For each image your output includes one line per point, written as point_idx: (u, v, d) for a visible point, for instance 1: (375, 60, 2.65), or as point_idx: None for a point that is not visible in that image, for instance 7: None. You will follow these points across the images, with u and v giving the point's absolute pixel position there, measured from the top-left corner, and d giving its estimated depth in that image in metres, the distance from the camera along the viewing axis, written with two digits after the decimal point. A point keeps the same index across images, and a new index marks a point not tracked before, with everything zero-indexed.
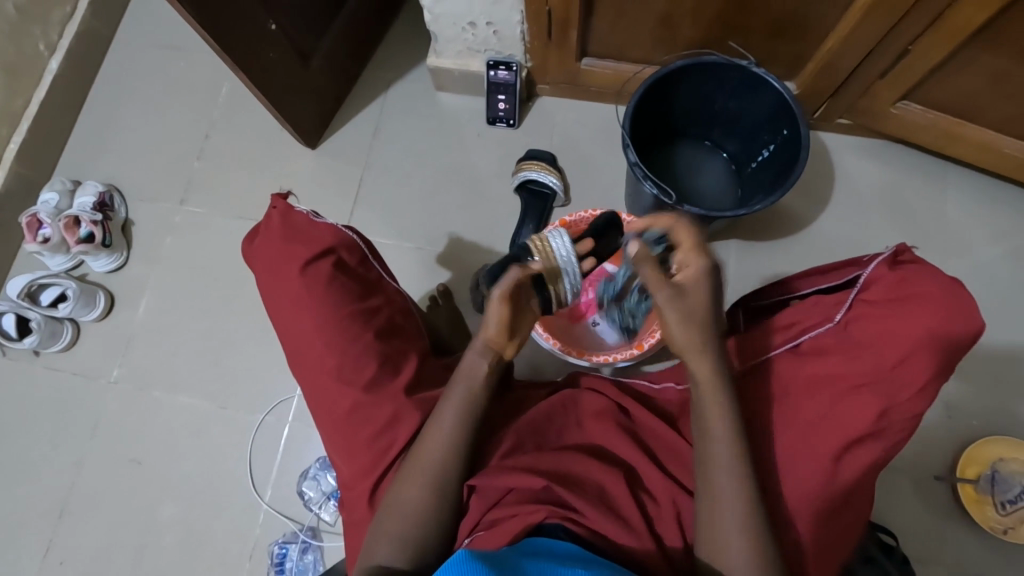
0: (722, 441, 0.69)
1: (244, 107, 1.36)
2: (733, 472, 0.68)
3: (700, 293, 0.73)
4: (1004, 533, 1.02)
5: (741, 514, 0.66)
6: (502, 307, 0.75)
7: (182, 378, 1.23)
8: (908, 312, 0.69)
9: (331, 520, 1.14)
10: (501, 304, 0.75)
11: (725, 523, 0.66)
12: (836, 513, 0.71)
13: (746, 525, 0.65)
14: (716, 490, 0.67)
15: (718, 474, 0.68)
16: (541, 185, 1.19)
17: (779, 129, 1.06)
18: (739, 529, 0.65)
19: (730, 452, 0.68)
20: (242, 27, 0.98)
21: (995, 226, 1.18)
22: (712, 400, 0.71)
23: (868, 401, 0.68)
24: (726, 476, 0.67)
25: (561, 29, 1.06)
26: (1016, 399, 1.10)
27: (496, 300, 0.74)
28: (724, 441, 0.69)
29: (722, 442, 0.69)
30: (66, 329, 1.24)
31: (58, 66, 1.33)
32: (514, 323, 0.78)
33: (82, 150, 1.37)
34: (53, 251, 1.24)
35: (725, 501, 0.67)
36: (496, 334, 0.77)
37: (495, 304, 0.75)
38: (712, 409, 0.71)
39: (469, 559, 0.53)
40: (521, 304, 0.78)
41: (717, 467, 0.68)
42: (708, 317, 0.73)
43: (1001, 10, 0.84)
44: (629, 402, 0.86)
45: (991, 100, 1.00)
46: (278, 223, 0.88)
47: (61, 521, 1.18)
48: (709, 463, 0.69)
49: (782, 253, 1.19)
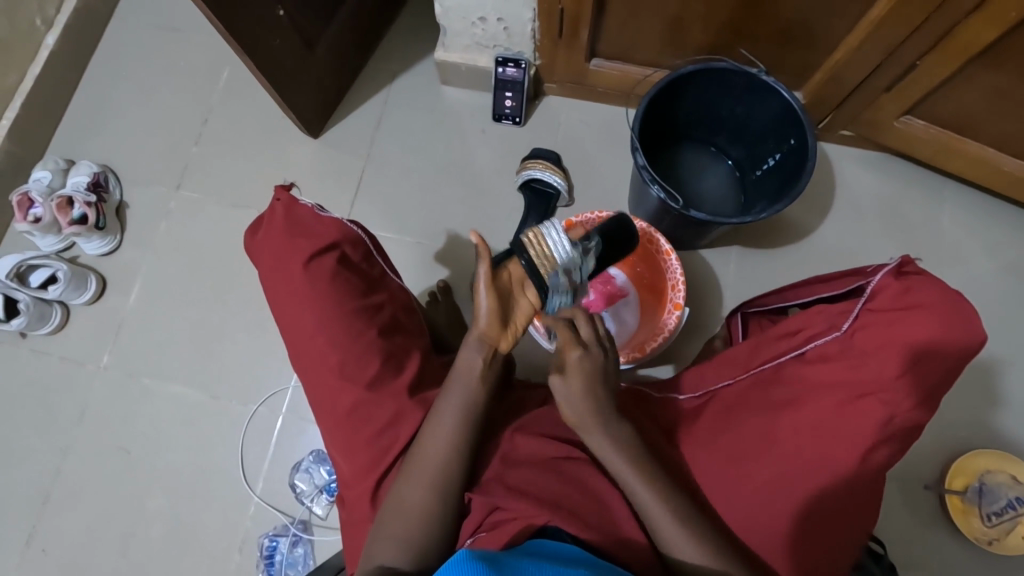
0: (631, 473, 0.71)
1: (244, 92, 1.34)
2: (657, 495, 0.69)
3: (579, 376, 0.73)
4: (988, 544, 1.03)
5: (684, 529, 0.67)
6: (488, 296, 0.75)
7: (172, 366, 1.21)
8: (911, 322, 0.68)
9: (323, 513, 1.12)
10: (486, 289, 0.75)
11: (674, 539, 0.67)
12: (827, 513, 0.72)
13: (693, 534, 0.67)
14: (648, 513, 0.69)
15: (640, 500, 0.69)
16: (545, 184, 1.19)
17: (786, 137, 1.06)
18: (689, 539, 0.67)
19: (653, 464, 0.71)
20: (250, 12, 0.97)
21: (989, 240, 1.20)
22: (594, 439, 0.73)
23: (873, 409, 0.69)
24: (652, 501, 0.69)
25: (572, 29, 1.05)
26: (1003, 414, 1.12)
27: (482, 290, 0.75)
28: (631, 474, 0.71)
29: (631, 474, 0.71)
30: (55, 312, 1.21)
31: (55, 42, 1.30)
32: (507, 315, 0.78)
33: (76, 129, 1.34)
34: (44, 231, 1.21)
35: (663, 523, 0.68)
36: (487, 322, 0.76)
37: (482, 288, 0.75)
38: (607, 453, 0.73)
39: (469, 558, 0.51)
40: (513, 298, 0.78)
41: (651, 489, 0.69)
42: (590, 398, 0.73)
43: (1008, 31, 0.85)
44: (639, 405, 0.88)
45: (992, 117, 1.01)
46: (282, 215, 0.87)
47: (44, 508, 1.16)
48: (631, 491, 0.70)
49: (781, 261, 1.20)
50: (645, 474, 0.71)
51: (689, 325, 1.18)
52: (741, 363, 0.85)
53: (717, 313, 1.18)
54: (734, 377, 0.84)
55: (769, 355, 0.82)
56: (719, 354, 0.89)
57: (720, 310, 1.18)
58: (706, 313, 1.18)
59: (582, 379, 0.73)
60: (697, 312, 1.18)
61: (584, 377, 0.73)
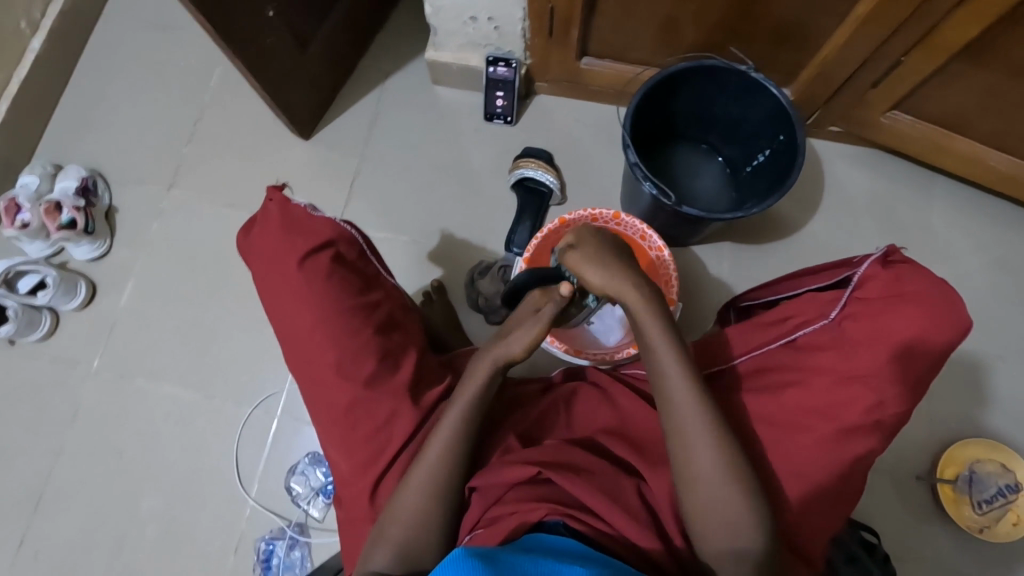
0: (693, 407, 0.70)
1: (234, 94, 1.33)
2: (714, 450, 0.68)
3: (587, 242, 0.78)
4: (979, 532, 1.05)
5: (718, 499, 0.66)
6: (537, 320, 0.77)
7: (165, 370, 1.20)
8: (900, 312, 0.71)
9: (320, 516, 1.12)
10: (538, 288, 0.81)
11: (711, 484, 0.67)
12: (818, 507, 0.72)
13: (728, 478, 0.67)
14: (692, 453, 0.68)
15: (694, 457, 0.68)
16: (538, 182, 1.19)
17: (776, 133, 1.07)
18: (724, 483, 0.67)
19: (689, 387, 0.70)
20: (242, 14, 0.96)
21: (976, 232, 1.22)
22: (656, 346, 0.73)
23: (861, 394, 0.71)
24: (708, 457, 0.68)
25: (563, 28, 1.06)
26: (990, 406, 1.14)
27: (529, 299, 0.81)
28: (701, 426, 0.69)
29: (683, 392, 0.70)
30: (44, 318, 1.20)
31: (42, 44, 1.29)
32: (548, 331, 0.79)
33: (63, 133, 1.33)
34: (32, 236, 1.20)
35: (710, 483, 0.67)
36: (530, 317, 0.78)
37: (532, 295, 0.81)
38: (681, 393, 0.70)
39: (466, 557, 0.51)
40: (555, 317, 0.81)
41: (688, 418, 0.69)
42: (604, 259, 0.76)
43: (990, 27, 0.87)
44: (613, 389, 0.87)
45: (974, 113, 1.03)
46: (276, 214, 0.86)
47: (35, 515, 1.14)
48: (685, 422, 0.69)
49: (773, 256, 1.21)
50: (711, 422, 0.69)
51: (685, 321, 1.19)
52: (727, 352, 0.85)
53: (711, 309, 1.19)
54: (725, 366, 0.84)
55: (760, 342, 0.82)
56: (707, 337, 0.90)
57: (714, 306, 1.19)
58: (700, 309, 1.19)
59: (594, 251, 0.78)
60: (691, 307, 1.19)
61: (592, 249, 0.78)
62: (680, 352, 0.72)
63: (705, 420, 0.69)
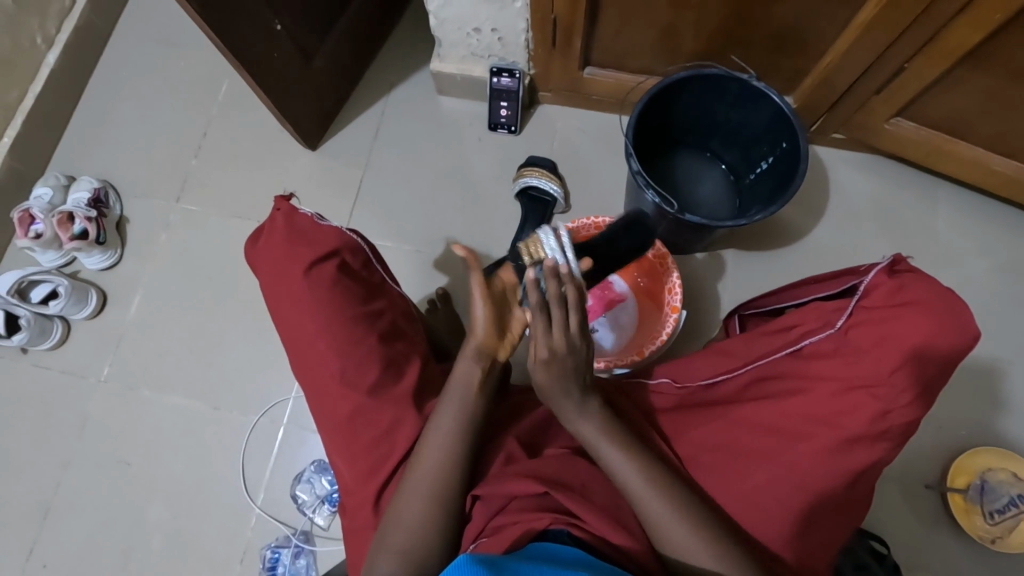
0: (640, 484, 0.70)
1: (243, 106, 1.35)
2: (693, 529, 0.67)
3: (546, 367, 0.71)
4: (991, 542, 1.03)
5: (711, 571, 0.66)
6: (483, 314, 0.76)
7: (173, 378, 1.21)
8: (907, 318, 0.69)
9: (325, 524, 1.12)
10: (481, 298, 0.75)
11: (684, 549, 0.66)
12: (819, 518, 0.73)
13: (700, 540, 0.67)
14: (654, 524, 0.68)
15: (672, 541, 0.67)
16: (541, 191, 1.20)
17: (778, 140, 1.07)
18: (697, 546, 0.66)
19: (633, 468, 0.71)
20: (249, 27, 0.98)
21: (983, 238, 1.21)
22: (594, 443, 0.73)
23: (865, 401, 0.70)
24: (690, 537, 0.67)
25: (565, 38, 1.07)
26: (1001, 413, 1.12)
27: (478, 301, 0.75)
28: (672, 516, 0.68)
29: (628, 470, 0.71)
30: (56, 327, 1.22)
31: (56, 59, 1.32)
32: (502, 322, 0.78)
33: (77, 146, 1.36)
34: (45, 247, 1.22)
35: (700, 560, 0.66)
36: (485, 334, 0.77)
37: (477, 300, 0.75)
38: (631, 480, 0.71)
39: (469, 562, 0.50)
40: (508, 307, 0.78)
41: (641, 494, 0.69)
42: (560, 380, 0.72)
43: (993, 32, 0.87)
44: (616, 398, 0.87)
45: (979, 118, 1.03)
46: (282, 224, 0.87)
47: (44, 523, 1.15)
48: (637, 499, 0.69)
49: (777, 264, 1.20)
50: (669, 500, 0.69)
51: (688, 329, 1.18)
52: (731, 360, 0.85)
53: (714, 316, 1.19)
54: (730, 371, 0.84)
55: (765, 349, 0.83)
56: (711, 345, 0.90)
57: (718, 313, 1.19)
58: (704, 317, 1.19)
59: (551, 371, 0.71)
60: (695, 314, 1.19)
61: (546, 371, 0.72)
62: (615, 438, 0.73)
63: (656, 492, 0.69)
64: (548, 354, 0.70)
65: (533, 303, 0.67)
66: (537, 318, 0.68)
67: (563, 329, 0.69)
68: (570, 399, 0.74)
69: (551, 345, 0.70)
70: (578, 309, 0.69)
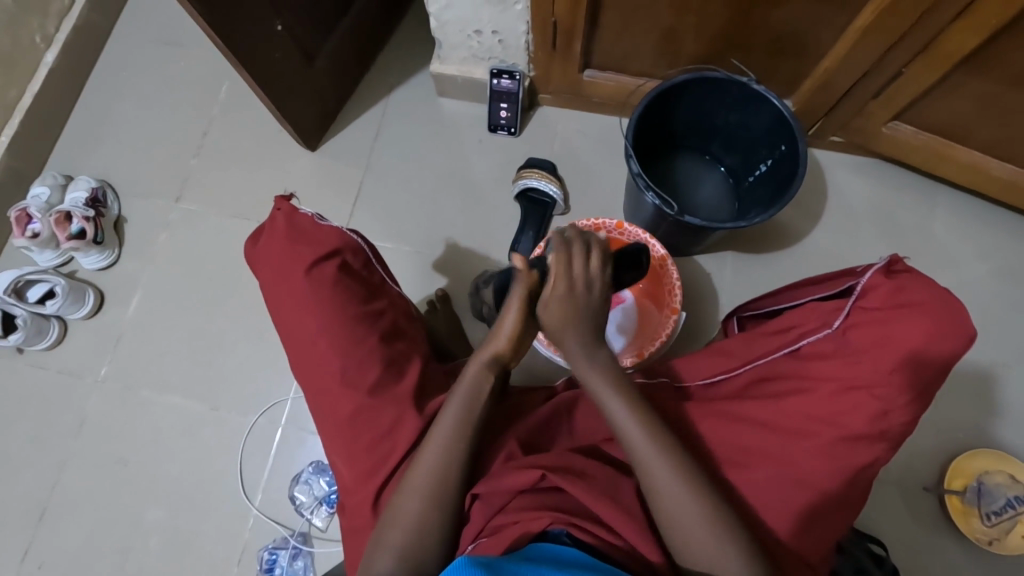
0: (642, 440, 0.70)
1: (243, 107, 1.35)
2: (692, 496, 0.67)
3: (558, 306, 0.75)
4: (988, 544, 1.03)
5: (705, 539, 0.65)
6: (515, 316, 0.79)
7: (171, 379, 1.21)
8: (903, 320, 0.71)
9: (323, 525, 1.12)
10: (516, 310, 0.78)
11: (679, 515, 0.66)
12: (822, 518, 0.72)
13: (697, 509, 0.66)
14: (652, 483, 0.68)
15: (669, 505, 0.67)
16: (541, 193, 1.20)
17: (777, 143, 1.07)
18: (695, 514, 0.66)
19: (636, 420, 0.71)
20: (250, 27, 0.98)
21: (980, 242, 1.22)
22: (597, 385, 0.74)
23: (865, 401, 0.71)
24: (687, 503, 0.67)
25: (565, 40, 1.07)
26: (998, 415, 1.13)
27: (511, 314, 0.79)
28: (670, 480, 0.68)
29: (629, 420, 0.72)
30: (53, 327, 1.21)
31: (55, 59, 1.31)
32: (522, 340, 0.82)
33: (75, 146, 1.35)
34: (42, 246, 1.22)
35: (696, 529, 0.66)
36: (506, 344, 0.80)
37: (511, 309, 0.79)
38: (631, 428, 0.71)
39: (469, 565, 0.50)
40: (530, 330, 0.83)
41: (642, 448, 0.70)
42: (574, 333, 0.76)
43: (990, 37, 0.87)
44: None
45: (977, 123, 1.03)
46: (283, 224, 0.87)
47: (40, 524, 1.14)
48: (637, 455, 0.70)
49: (776, 266, 1.21)
50: (669, 459, 0.69)
51: (688, 331, 1.19)
52: (729, 360, 0.85)
53: (714, 318, 1.19)
54: (729, 372, 0.84)
55: (764, 350, 0.83)
56: (711, 345, 0.90)
57: (717, 315, 1.19)
58: (703, 318, 1.19)
59: (562, 310, 0.75)
60: (694, 316, 1.19)
61: (557, 313, 0.75)
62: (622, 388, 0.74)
63: (656, 448, 0.70)
64: (566, 286, 0.75)
65: (558, 239, 0.77)
66: (561, 249, 0.76)
67: (583, 263, 0.76)
68: (577, 344, 0.76)
69: (570, 279, 0.75)
70: (598, 253, 0.77)
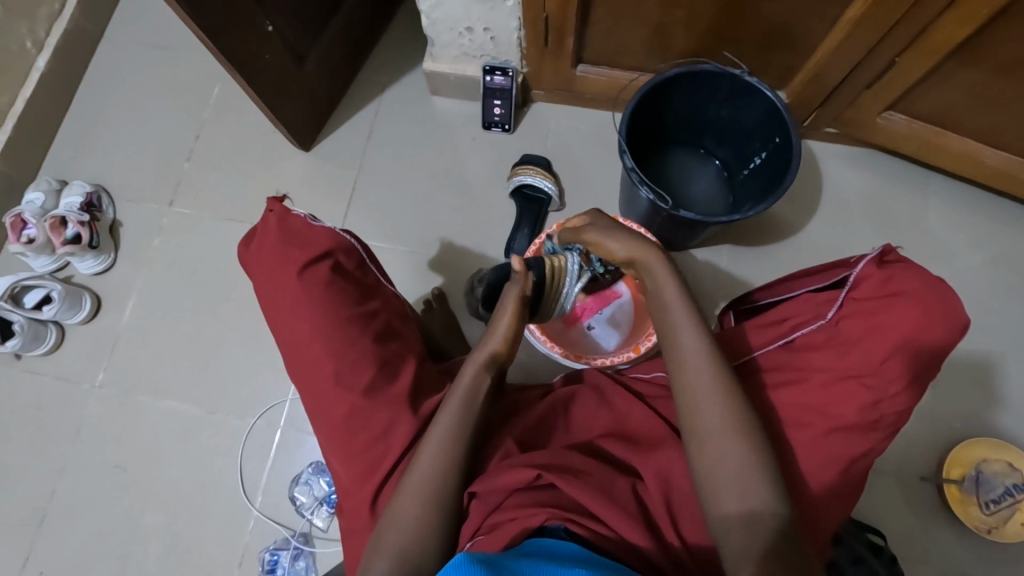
0: (697, 346, 0.72)
1: (236, 109, 1.35)
2: (727, 438, 0.66)
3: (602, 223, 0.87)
4: (987, 532, 1.04)
5: (729, 459, 0.65)
6: (509, 317, 0.84)
7: (169, 383, 1.21)
8: (894, 309, 0.71)
9: (323, 525, 1.12)
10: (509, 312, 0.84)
11: (712, 427, 0.67)
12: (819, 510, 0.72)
13: (729, 426, 0.67)
14: (694, 388, 0.70)
15: (704, 416, 0.68)
16: (535, 189, 1.20)
17: (770, 136, 1.07)
18: (726, 431, 0.67)
19: (694, 326, 0.74)
20: (239, 30, 0.98)
21: (976, 231, 1.22)
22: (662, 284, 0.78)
23: (857, 392, 0.71)
24: (722, 444, 0.66)
25: (557, 36, 1.07)
26: (995, 404, 1.13)
27: (505, 317, 0.84)
28: (709, 392, 0.69)
29: (687, 324, 0.74)
30: (50, 332, 1.21)
31: (45, 64, 1.31)
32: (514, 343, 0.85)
33: (68, 151, 1.35)
34: (37, 252, 1.22)
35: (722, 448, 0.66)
36: (499, 342, 0.83)
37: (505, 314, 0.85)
38: (687, 328, 0.74)
39: (468, 562, 0.50)
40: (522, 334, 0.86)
41: (693, 353, 0.72)
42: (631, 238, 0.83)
43: (980, 27, 0.87)
44: (613, 395, 0.88)
45: (970, 113, 1.03)
46: (275, 226, 0.87)
47: (41, 530, 1.15)
48: (688, 360, 0.72)
49: (771, 259, 1.21)
50: (715, 367, 0.71)
51: None
52: (722, 353, 0.85)
53: (710, 311, 1.19)
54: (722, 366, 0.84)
55: (756, 343, 0.83)
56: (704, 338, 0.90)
57: (713, 309, 1.19)
58: (700, 312, 1.19)
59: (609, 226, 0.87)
60: None
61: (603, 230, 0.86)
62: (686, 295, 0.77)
63: (706, 356, 0.71)
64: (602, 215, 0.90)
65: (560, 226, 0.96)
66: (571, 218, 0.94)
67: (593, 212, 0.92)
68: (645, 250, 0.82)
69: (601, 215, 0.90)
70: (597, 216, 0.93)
